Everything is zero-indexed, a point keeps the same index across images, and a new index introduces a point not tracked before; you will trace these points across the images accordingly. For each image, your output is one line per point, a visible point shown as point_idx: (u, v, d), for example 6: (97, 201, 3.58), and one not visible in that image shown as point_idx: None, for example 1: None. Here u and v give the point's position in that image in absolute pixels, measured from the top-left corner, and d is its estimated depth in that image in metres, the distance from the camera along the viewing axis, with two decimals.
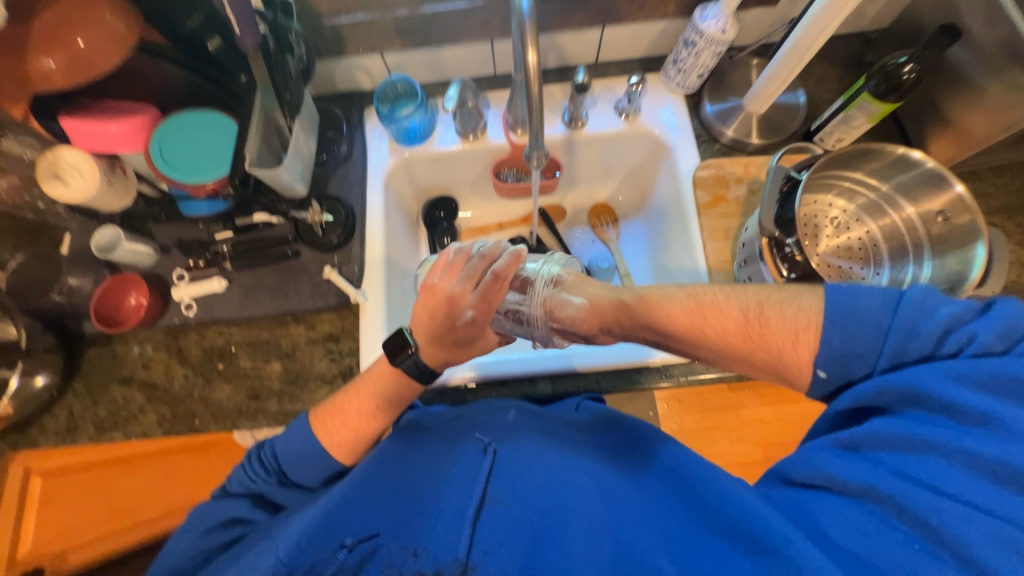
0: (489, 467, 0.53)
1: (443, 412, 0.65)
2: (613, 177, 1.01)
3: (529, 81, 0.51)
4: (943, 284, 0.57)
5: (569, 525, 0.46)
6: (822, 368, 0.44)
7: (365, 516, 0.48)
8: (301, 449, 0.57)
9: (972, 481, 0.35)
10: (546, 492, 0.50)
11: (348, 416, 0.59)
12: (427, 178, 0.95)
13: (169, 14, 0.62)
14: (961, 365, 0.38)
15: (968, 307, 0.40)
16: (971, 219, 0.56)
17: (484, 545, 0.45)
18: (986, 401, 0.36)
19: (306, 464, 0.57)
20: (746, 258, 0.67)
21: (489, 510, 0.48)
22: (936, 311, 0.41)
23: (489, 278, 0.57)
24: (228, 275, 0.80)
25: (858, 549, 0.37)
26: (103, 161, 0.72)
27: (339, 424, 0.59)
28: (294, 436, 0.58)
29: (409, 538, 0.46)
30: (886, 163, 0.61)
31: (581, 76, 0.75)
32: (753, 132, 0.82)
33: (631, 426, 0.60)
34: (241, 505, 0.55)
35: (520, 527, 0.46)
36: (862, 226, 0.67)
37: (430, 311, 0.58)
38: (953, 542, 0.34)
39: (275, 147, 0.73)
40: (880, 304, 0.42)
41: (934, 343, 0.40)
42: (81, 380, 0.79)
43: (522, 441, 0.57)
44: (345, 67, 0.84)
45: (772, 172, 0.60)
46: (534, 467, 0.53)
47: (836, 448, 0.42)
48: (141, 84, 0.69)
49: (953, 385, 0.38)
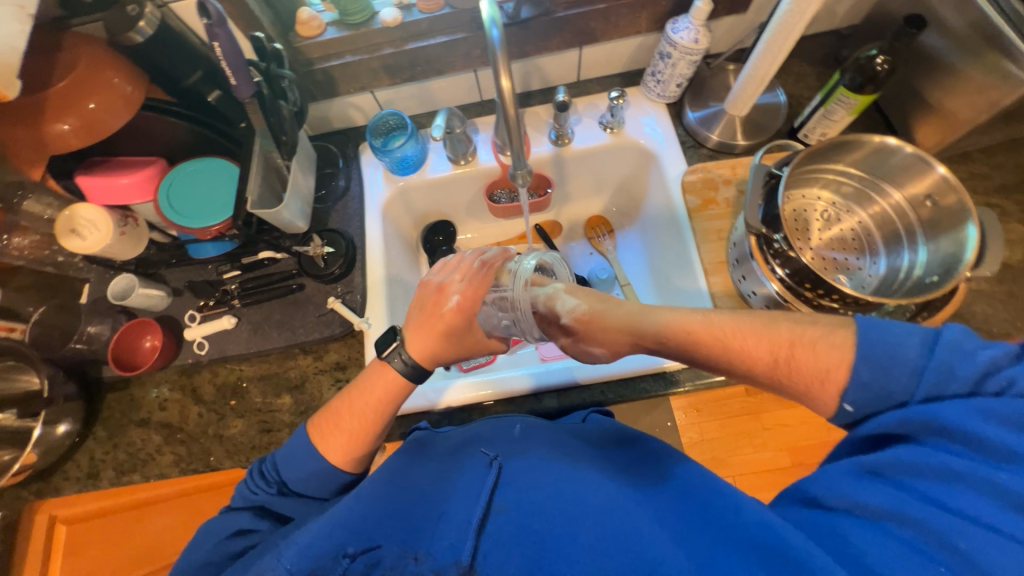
0: (493, 480, 0.53)
1: (452, 437, 0.66)
2: (605, 189, 1.03)
3: (505, 103, 0.54)
4: (940, 268, 0.57)
5: (575, 534, 0.45)
6: (849, 403, 0.43)
7: (366, 526, 0.49)
8: (302, 462, 0.60)
9: (997, 510, 0.34)
10: (554, 505, 0.49)
11: (344, 424, 0.61)
12: (424, 205, 0.98)
13: (171, 73, 0.66)
14: (992, 404, 0.37)
15: (1005, 352, 0.39)
16: (959, 199, 0.56)
17: (490, 555, 0.45)
18: (1013, 438, 0.35)
19: (306, 475, 0.60)
20: (738, 257, 0.67)
21: (495, 519, 0.48)
22: (974, 355, 0.39)
23: (478, 265, 0.64)
24: (237, 312, 0.83)
25: (874, 562, 0.35)
26: (116, 213, 0.76)
27: (335, 434, 0.61)
28: (296, 448, 0.61)
29: (408, 544, 0.47)
30: (868, 152, 0.62)
31: (562, 95, 0.78)
32: (737, 134, 0.83)
33: (644, 446, 0.60)
34: (247, 515, 0.58)
35: (526, 534, 0.46)
36: (852, 215, 0.67)
37: (421, 301, 0.65)
38: (970, 561, 0.33)
39: (275, 186, 0.77)
40: (918, 345, 0.41)
41: (975, 382, 0.38)
42: (102, 425, 0.81)
43: (528, 455, 0.57)
44: (339, 106, 0.89)
45: (755, 170, 0.61)
46: (539, 477, 0.53)
47: (857, 470, 0.40)
48: (149, 139, 0.73)
49: (982, 420, 0.37)
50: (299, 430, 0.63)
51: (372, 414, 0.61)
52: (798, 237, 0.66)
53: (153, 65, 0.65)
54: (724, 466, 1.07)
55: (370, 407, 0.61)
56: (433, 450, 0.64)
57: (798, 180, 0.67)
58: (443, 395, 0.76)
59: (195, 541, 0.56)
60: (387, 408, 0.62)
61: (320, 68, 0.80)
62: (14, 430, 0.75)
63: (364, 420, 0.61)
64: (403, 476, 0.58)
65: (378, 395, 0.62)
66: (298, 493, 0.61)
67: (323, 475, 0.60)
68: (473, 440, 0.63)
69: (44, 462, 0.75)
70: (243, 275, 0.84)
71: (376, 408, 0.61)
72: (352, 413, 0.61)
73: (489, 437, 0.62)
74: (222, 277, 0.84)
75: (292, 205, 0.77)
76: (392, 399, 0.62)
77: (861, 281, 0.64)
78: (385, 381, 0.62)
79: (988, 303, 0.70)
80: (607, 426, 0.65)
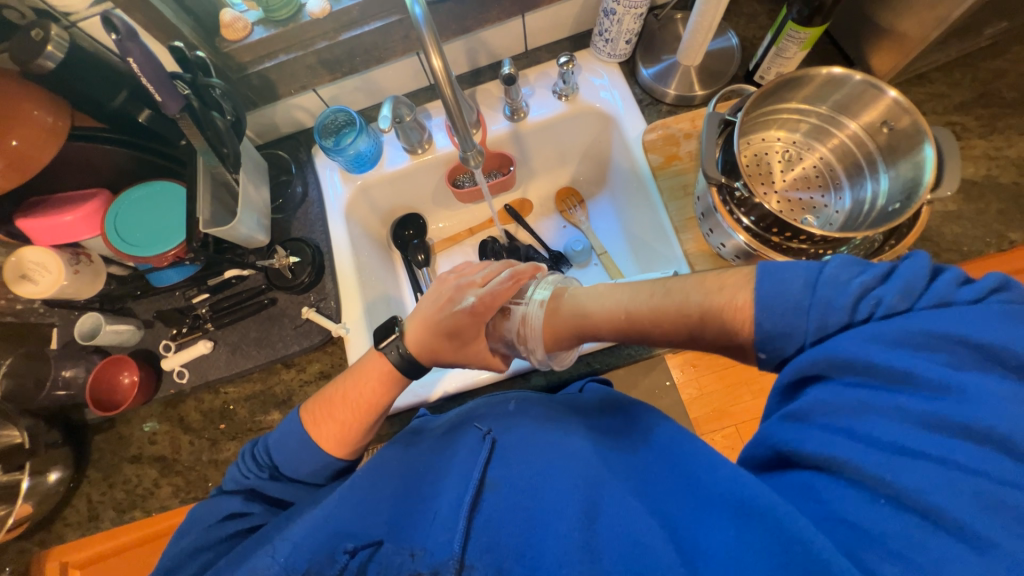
0: (487, 454, 0.53)
1: (445, 419, 0.65)
2: (570, 160, 1.00)
3: (440, 84, 0.52)
4: (903, 193, 0.56)
5: (565, 508, 0.45)
6: (761, 350, 0.44)
7: (363, 523, 0.48)
8: (297, 454, 0.61)
9: (925, 435, 0.34)
10: (553, 479, 0.48)
11: (337, 416, 0.62)
12: (388, 200, 0.96)
13: (94, 96, 0.62)
14: (878, 328, 0.38)
15: (873, 274, 0.40)
16: (912, 120, 0.55)
17: (482, 536, 0.45)
18: (918, 361, 0.36)
19: (300, 464, 0.61)
20: (704, 212, 0.66)
21: (487, 498, 0.48)
22: (849, 283, 0.41)
23: (505, 277, 0.67)
24: (212, 335, 0.81)
25: (840, 511, 0.35)
26: (66, 252, 0.73)
27: (331, 425, 0.62)
28: (291, 438, 0.61)
29: (407, 539, 0.47)
30: (818, 86, 0.61)
31: (506, 68, 0.76)
32: (694, 85, 0.81)
33: (635, 411, 0.60)
34: (236, 499, 0.58)
35: (516, 512, 0.46)
36: (813, 152, 0.67)
37: (436, 294, 0.68)
38: (910, 493, 0.33)
39: (227, 202, 0.75)
40: (802, 282, 0.42)
41: (850, 310, 0.40)
42: (94, 467, 0.80)
43: (519, 427, 0.57)
44: (283, 110, 0.85)
45: (709, 118, 0.59)
46: (533, 451, 0.52)
47: (785, 420, 0.41)
48: (86, 171, 0.70)
49: (876, 347, 0.37)
50: (292, 419, 0.63)
51: (366, 404, 0.63)
52: (761, 182, 0.66)
53: (73, 92, 0.61)
54: (726, 417, 1.09)
55: (365, 398, 0.63)
56: (423, 436, 0.62)
57: (755, 123, 0.66)
58: (430, 387, 0.76)
59: (183, 530, 0.56)
60: (380, 404, 0.64)
61: (254, 72, 0.76)
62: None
63: (358, 412, 0.62)
64: (393, 466, 0.57)
65: (370, 389, 0.63)
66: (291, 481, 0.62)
67: (317, 464, 0.61)
68: (466, 418, 0.62)
69: (41, 511, 0.74)
70: (212, 297, 0.82)
71: (368, 403, 0.63)
72: (347, 410, 0.62)
73: (484, 412, 0.62)
74: (191, 303, 0.82)
75: (247, 218, 0.75)
76: (384, 392, 0.64)
77: (828, 218, 0.64)
78: (376, 373, 0.64)
79: (954, 223, 0.70)
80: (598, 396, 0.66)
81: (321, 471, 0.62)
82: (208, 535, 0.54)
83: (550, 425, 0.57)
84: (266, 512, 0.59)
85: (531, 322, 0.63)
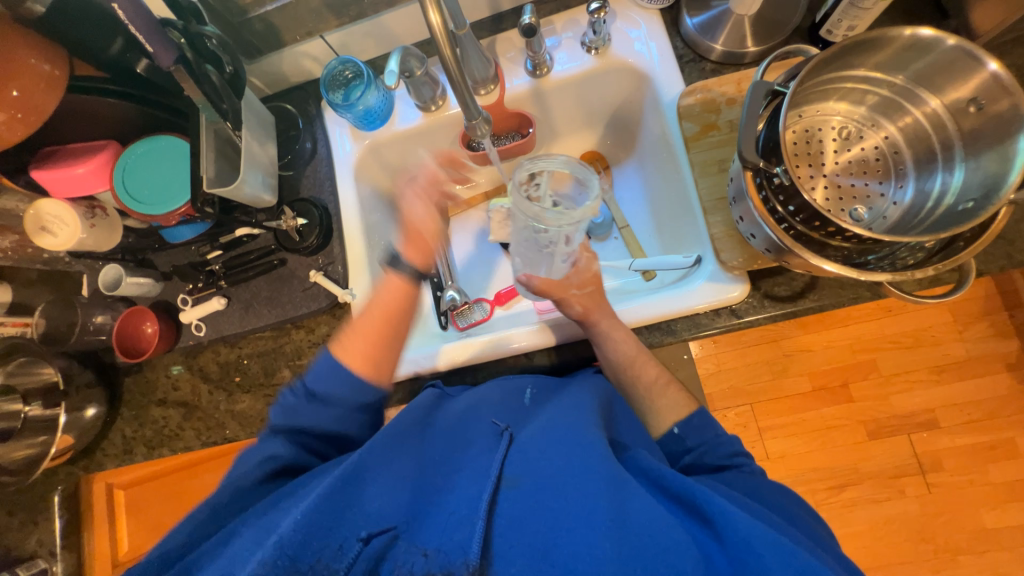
0: (506, 448, 0.51)
1: (457, 402, 0.64)
2: (597, 121, 0.92)
3: (438, 40, 0.49)
4: (978, 192, 0.48)
5: (592, 514, 0.42)
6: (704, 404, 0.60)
7: (381, 506, 0.46)
8: (335, 377, 0.61)
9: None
10: (571, 476, 0.46)
11: (360, 326, 0.66)
12: (400, 159, 0.91)
13: (91, 45, 0.59)
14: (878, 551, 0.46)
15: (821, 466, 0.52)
16: (1011, 103, 0.46)
17: (502, 540, 0.43)
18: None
19: (333, 403, 0.62)
20: (735, 195, 0.58)
21: (505, 495, 0.46)
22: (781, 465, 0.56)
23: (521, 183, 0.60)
24: (225, 292, 0.82)
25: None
26: (80, 205, 0.75)
27: (356, 344, 0.64)
28: (327, 374, 0.61)
29: (419, 537, 0.45)
30: (895, 52, 0.51)
31: (526, 18, 0.67)
32: (746, 40, 0.69)
33: (628, 422, 0.62)
34: (275, 444, 0.59)
35: (536, 513, 0.44)
36: (877, 131, 0.58)
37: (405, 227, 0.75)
38: None
39: (232, 158, 0.72)
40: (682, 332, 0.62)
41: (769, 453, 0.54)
42: (126, 407, 0.85)
43: (538, 421, 0.55)
44: (290, 58, 0.80)
45: (754, 88, 0.51)
46: (549, 445, 0.49)
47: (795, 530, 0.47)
48: (93, 122, 0.69)
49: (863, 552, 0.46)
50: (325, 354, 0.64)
51: (391, 321, 0.67)
52: (807, 164, 0.58)
53: (69, 39, 0.58)
54: None
55: (386, 313, 0.68)
56: (439, 420, 0.60)
57: (812, 94, 0.57)
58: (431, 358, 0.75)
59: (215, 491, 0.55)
60: (402, 325, 0.68)
61: (256, 16, 0.74)
62: (42, 420, 0.79)
63: (381, 321, 0.67)
64: (409, 441, 0.54)
65: (389, 302, 0.68)
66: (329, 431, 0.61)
67: (351, 394, 0.61)
68: (480, 407, 0.61)
69: (81, 442, 0.81)
70: (225, 255, 0.82)
71: (391, 319, 0.67)
72: (371, 323, 0.66)
73: (498, 404, 0.61)
74: (205, 259, 0.83)
75: (252, 177, 0.73)
76: (407, 298, 0.69)
77: (880, 212, 0.56)
78: (390, 287, 0.69)
79: None
80: (601, 388, 0.63)
81: (343, 414, 0.62)
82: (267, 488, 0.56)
83: (566, 412, 0.55)
84: (306, 460, 0.60)
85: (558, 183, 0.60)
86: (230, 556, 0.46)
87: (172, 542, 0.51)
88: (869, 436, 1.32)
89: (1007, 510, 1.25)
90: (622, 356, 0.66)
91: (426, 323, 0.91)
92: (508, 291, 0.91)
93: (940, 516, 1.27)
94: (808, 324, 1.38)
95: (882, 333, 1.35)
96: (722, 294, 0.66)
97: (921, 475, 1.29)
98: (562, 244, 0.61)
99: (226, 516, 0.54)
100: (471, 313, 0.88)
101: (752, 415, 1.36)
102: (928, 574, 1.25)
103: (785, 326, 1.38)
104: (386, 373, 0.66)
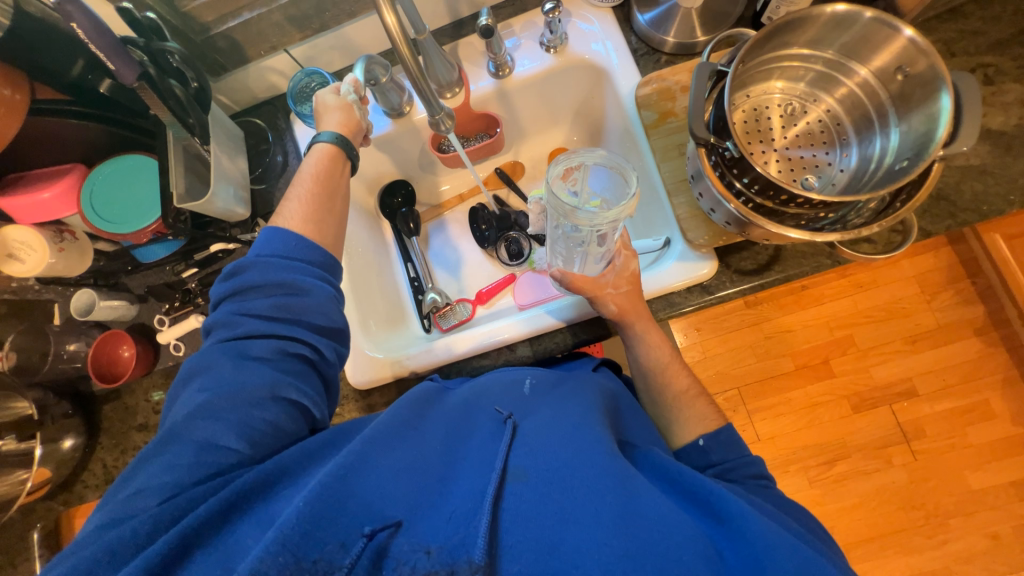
0: (510, 438, 0.50)
1: (457, 395, 0.62)
2: (563, 117, 0.95)
3: (398, 45, 0.52)
4: (912, 149, 0.52)
5: (602, 510, 0.41)
6: None
7: (383, 499, 0.43)
8: (276, 238, 0.59)
9: None
10: (578, 469, 0.45)
11: (298, 194, 0.65)
12: (374, 167, 0.92)
13: (52, 66, 0.59)
14: None
15: None
16: (929, 65, 0.50)
17: (508, 535, 0.42)
18: None
19: (267, 291, 0.56)
20: (694, 174, 0.61)
21: (511, 489, 0.44)
22: None
23: (563, 176, 0.66)
24: (204, 311, 0.81)
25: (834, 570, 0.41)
26: (47, 230, 0.74)
27: (284, 238, 0.60)
28: (257, 266, 0.57)
29: (422, 531, 0.42)
30: (822, 29, 0.55)
31: (483, 19, 0.69)
32: (696, 30, 0.73)
33: (625, 416, 0.61)
34: (228, 360, 0.53)
35: (545, 505, 0.42)
36: (818, 105, 0.62)
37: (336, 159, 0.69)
38: None
39: (201, 172, 0.74)
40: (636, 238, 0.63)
41: None
42: (105, 435, 0.81)
43: (544, 412, 0.54)
44: (256, 73, 0.82)
45: (699, 70, 0.54)
46: (556, 438, 0.49)
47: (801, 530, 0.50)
48: (60, 145, 0.69)
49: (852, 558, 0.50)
50: (249, 260, 0.58)
51: (327, 185, 0.67)
52: (759, 139, 0.61)
53: (29, 63, 0.58)
54: None
55: (319, 176, 0.67)
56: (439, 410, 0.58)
57: (756, 73, 0.61)
58: (419, 359, 0.75)
59: (173, 432, 0.49)
60: (336, 180, 0.68)
61: (219, 33, 0.75)
62: (17, 454, 0.77)
63: (315, 185, 0.66)
64: (414, 429, 0.52)
65: (318, 162, 0.67)
66: (279, 329, 0.55)
67: (294, 274, 0.58)
68: (479, 399, 0.59)
69: (59, 475, 0.77)
70: (200, 272, 0.81)
71: (325, 180, 0.66)
72: (307, 187, 0.65)
73: (498, 393, 0.60)
74: (180, 278, 0.81)
75: (222, 191, 0.73)
76: (337, 162, 0.69)
77: (830, 179, 0.60)
78: (319, 151, 0.68)
79: (975, 181, 0.64)
80: (605, 387, 0.63)
81: (281, 301, 0.56)
82: (238, 408, 0.50)
83: (570, 409, 0.54)
84: (267, 381, 0.52)
85: (593, 173, 0.66)
86: (233, 545, 0.41)
87: (145, 518, 0.43)
88: (853, 410, 1.35)
89: (991, 470, 1.29)
90: (650, 360, 0.68)
91: (408, 325, 0.92)
92: (488, 289, 0.91)
93: (929, 480, 1.30)
94: (786, 304, 1.42)
95: (855, 307, 1.39)
96: (691, 272, 0.69)
97: (906, 444, 1.32)
98: (595, 241, 0.66)
99: (209, 464, 0.47)
100: (454, 313, 0.89)
101: (741, 398, 1.39)
102: (923, 540, 1.27)
103: (764, 309, 1.42)
104: (331, 236, 0.65)
